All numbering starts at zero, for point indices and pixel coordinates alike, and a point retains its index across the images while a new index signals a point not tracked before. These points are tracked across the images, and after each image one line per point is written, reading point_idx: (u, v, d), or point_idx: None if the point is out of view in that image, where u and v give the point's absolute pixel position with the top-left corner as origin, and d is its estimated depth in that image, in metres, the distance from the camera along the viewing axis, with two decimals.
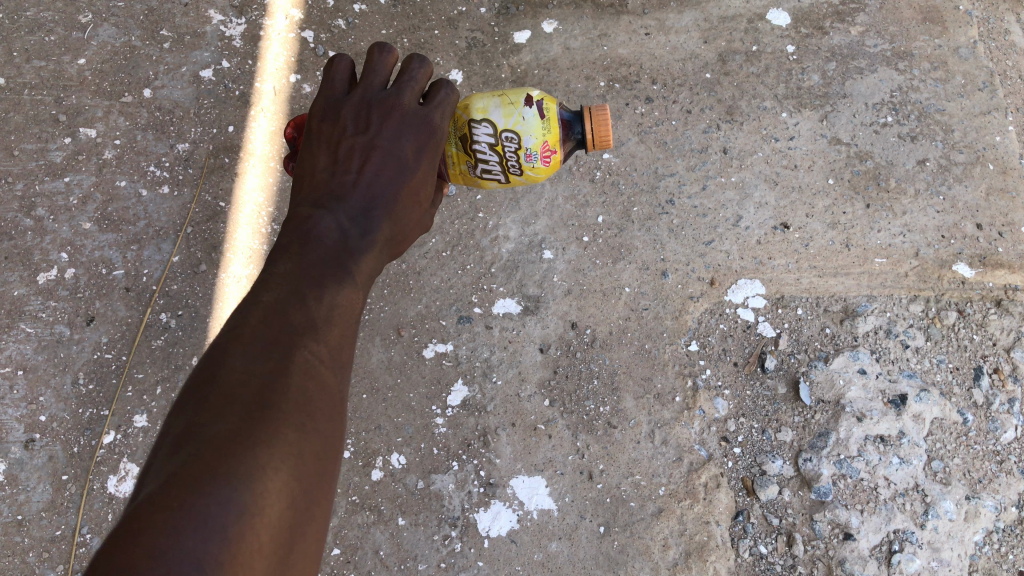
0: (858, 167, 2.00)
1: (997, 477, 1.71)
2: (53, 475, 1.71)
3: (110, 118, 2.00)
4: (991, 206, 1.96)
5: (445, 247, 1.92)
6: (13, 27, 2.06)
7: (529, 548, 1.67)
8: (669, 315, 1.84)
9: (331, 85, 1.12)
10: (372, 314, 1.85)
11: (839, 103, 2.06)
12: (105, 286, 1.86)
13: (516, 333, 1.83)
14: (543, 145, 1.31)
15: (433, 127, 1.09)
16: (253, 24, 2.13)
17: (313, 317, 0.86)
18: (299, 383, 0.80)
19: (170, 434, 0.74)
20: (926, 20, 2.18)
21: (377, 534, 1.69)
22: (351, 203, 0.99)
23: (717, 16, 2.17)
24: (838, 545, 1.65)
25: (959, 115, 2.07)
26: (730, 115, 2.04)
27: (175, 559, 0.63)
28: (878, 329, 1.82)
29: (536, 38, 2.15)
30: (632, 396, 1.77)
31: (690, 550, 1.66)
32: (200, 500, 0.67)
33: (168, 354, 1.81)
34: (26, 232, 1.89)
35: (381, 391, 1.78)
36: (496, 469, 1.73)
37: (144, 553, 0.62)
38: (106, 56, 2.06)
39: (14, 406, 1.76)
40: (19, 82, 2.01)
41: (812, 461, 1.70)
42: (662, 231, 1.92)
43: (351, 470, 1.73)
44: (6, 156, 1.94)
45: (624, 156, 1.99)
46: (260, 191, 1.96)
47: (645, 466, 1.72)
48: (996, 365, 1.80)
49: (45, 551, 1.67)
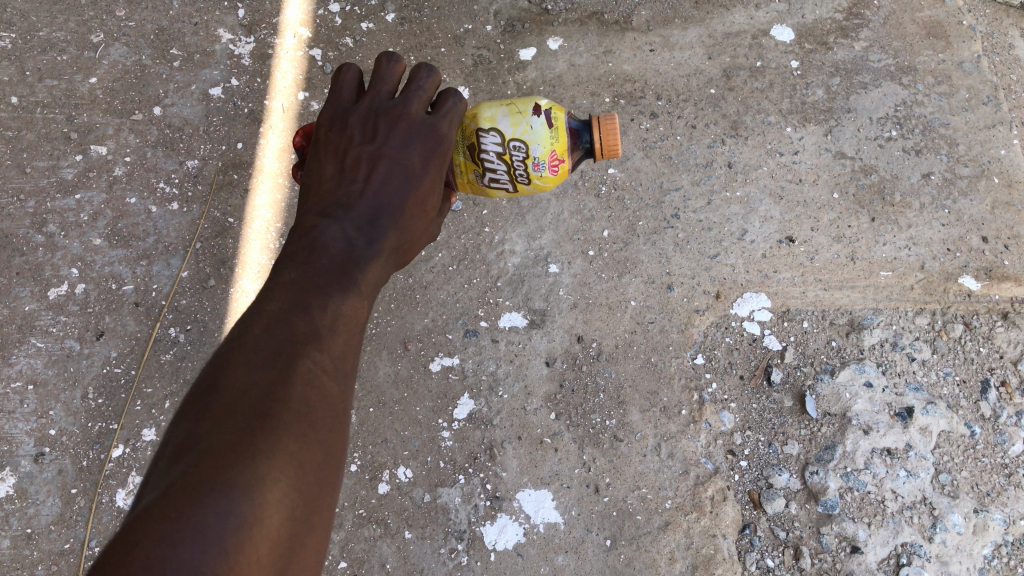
0: (863, 180, 2.00)
1: (1006, 490, 1.70)
2: (63, 489, 1.72)
3: (121, 135, 2.03)
4: (996, 219, 1.97)
5: (451, 262, 1.93)
6: (26, 47, 2.10)
7: (535, 561, 1.67)
8: (674, 328, 1.85)
9: (338, 95, 1.13)
10: (378, 329, 1.86)
11: (844, 117, 2.08)
12: (115, 301, 1.88)
13: (522, 347, 1.84)
14: (551, 154, 1.32)
15: (439, 136, 1.10)
16: (261, 42, 2.16)
17: (316, 326, 0.86)
18: (301, 393, 0.80)
19: (171, 443, 0.75)
20: (930, 35, 2.20)
21: (384, 547, 1.69)
22: (357, 212, 1.00)
23: (721, 33, 2.19)
24: (845, 559, 1.64)
25: (964, 128, 2.08)
26: (735, 130, 2.05)
27: (171, 571, 0.63)
28: (884, 341, 1.82)
29: (542, 55, 2.17)
30: (638, 409, 1.77)
31: (697, 563, 1.66)
32: (199, 510, 0.67)
33: (177, 367, 1.82)
34: (38, 248, 1.91)
35: (387, 405, 1.79)
36: (502, 482, 1.73)
37: (140, 563, 0.63)
38: (117, 74, 2.09)
39: (25, 420, 1.77)
40: (31, 101, 2.04)
41: (819, 474, 1.70)
42: (667, 245, 1.93)
43: (357, 483, 1.73)
44: (18, 174, 1.97)
45: (629, 171, 2.01)
46: (269, 206, 1.98)
47: (651, 480, 1.72)
48: (1003, 378, 1.80)
49: (53, 564, 1.68)
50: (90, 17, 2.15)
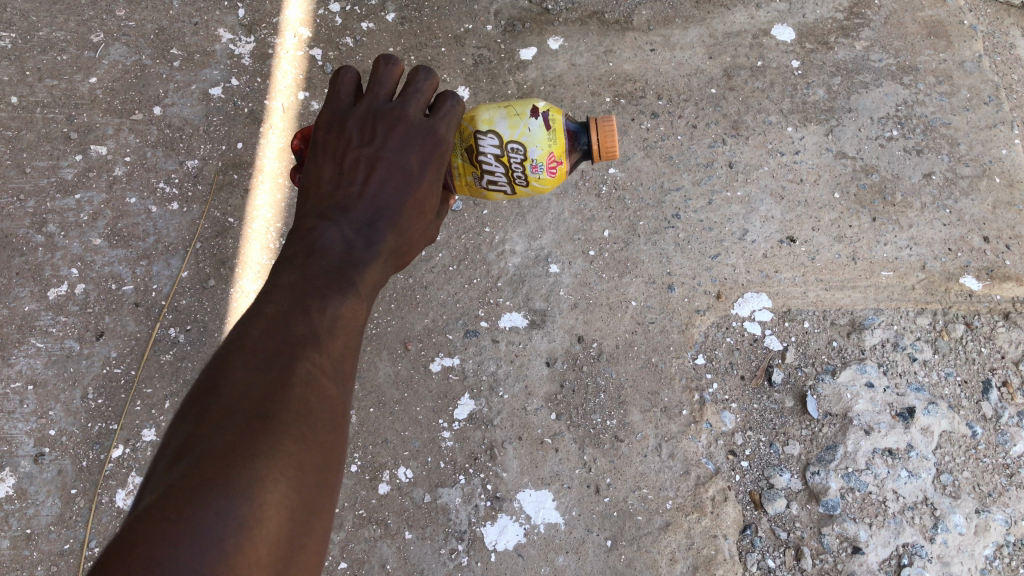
0: (864, 180, 2.00)
1: (1007, 491, 1.70)
2: (62, 489, 1.72)
3: (121, 135, 2.03)
4: (998, 219, 1.96)
5: (452, 262, 1.93)
6: (26, 47, 2.10)
7: (535, 562, 1.67)
8: (675, 328, 1.84)
9: (336, 97, 1.13)
10: (378, 329, 1.86)
11: (844, 117, 2.07)
12: (115, 301, 1.87)
13: (522, 347, 1.83)
14: (549, 157, 1.32)
15: (437, 138, 1.10)
16: (261, 42, 2.16)
17: (315, 328, 0.86)
18: (300, 394, 0.80)
19: (170, 445, 0.75)
20: (931, 35, 2.19)
21: (384, 548, 1.68)
22: (356, 214, 1.00)
23: (722, 32, 2.19)
24: (847, 559, 1.64)
25: (965, 128, 2.07)
26: (736, 130, 2.05)
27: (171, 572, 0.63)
28: (886, 341, 1.82)
29: (542, 54, 2.17)
30: (639, 410, 1.77)
31: (698, 564, 1.65)
32: (198, 512, 0.67)
33: (177, 367, 1.82)
34: (38, 248, 1.91)
35: (388, 405, 1.79)
36: (503, 482, 1.72)
37: (140, 565, 0.62)
38: (117, 74, 2.09)
39: (24, 420, 1.77)
40: (31, 100, 2.04)
41: (820, 474, 1.70)
42: (668, 245, 1.93)
43: (357, 484, 1.73)
44: (18, 174, 1.97)
45: (630, 170, 2.00)
46: (268, 206, 1.98)
47: (652, 480, 1.71)
48: (1004, 378, 1.80)
49: (53, 565, 1.67)
50: (90, 17, 2.15)
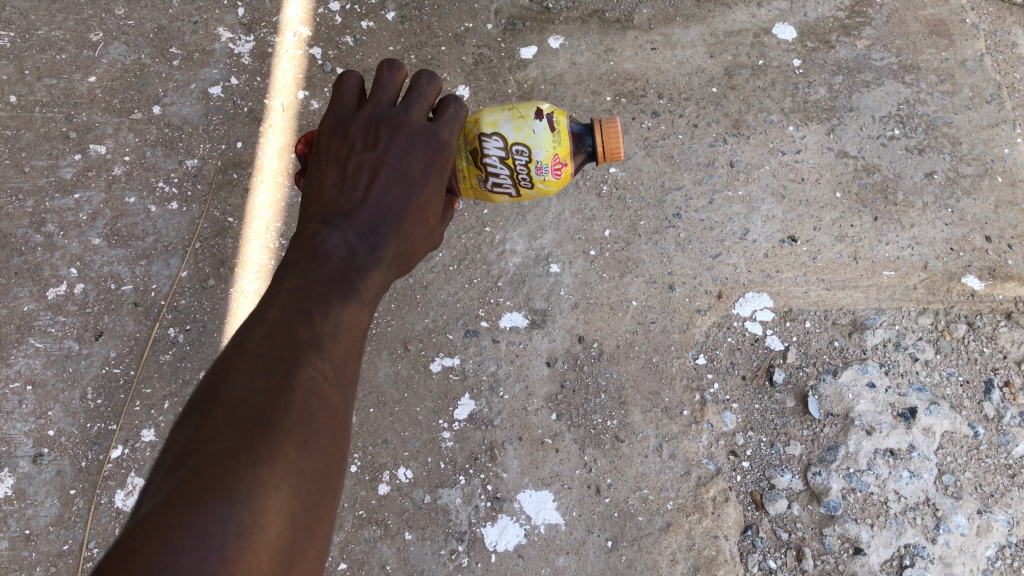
0: (865, 180, 1.99)
1: (1009, 491, 1.69)
2: (61, 490, 1.72)
3: (120, 134, 2.02)
4: (1000, 219, 1.96)
5: (452, 262, 1.92)
6: (25, 46, 2.09)
7: (535, 563, 1.66)
8: (675, 328, 1.84)
9: (339, 102, 1.12)
10: (379, 329, 1.85)
11: (846, 116, 2.07)
12: (114, 301, 1.87)
13: (523, 347, 1.83)
14: (554, 159, 1.31)
15: (441, 142, 1.09)
16: (261, 41, 2.15)
17: (318, 334, 0.85)
18: (302, 400, 0.79)
19: (171, 450, 0.74)
20: (933, 34, 2.19)
21: (384, 549, 1.68)
22: (360, 220, 0.99)
23: (723, 31, 2.18)
24: (848, 560, 1.64)
25: (967, 127, 2.06)
26: (737, 129, 2.04)
27: None
28: (887, 341, 1.81)
29: (542, 53, 2.16)
30: (640, 410, 1.76)
31: (699, 564, 1.65)
32: (199, 517, 0.66)
33: (176, 368, 1.81)
34: (36, 248, 1.90)
35: (387, 405, 1.78)
36: (503, 483, 1.72)
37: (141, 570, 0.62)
38: (116, 73, 2.08)
39: (23, 421, 1.76)
40: (30, 99, 2.03)
41: (822, 475, 1.69)
42: (669, 244, 1.92)
43: (357, 484, 1.73)
44: (17, 174, 1.96)
45: (631, 170, 1.99)
46: (269, 207, 1.97)
47: (653, 480, 1.71)
48: (1007, 379, 1.79)
49: (52, 566, 1.67)
50: (88, 15, 2.14)
